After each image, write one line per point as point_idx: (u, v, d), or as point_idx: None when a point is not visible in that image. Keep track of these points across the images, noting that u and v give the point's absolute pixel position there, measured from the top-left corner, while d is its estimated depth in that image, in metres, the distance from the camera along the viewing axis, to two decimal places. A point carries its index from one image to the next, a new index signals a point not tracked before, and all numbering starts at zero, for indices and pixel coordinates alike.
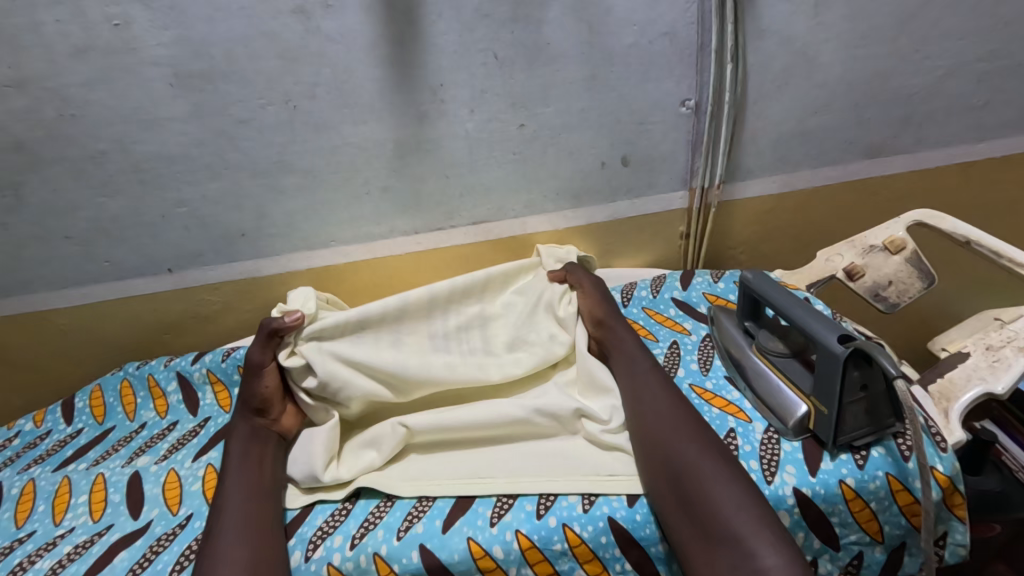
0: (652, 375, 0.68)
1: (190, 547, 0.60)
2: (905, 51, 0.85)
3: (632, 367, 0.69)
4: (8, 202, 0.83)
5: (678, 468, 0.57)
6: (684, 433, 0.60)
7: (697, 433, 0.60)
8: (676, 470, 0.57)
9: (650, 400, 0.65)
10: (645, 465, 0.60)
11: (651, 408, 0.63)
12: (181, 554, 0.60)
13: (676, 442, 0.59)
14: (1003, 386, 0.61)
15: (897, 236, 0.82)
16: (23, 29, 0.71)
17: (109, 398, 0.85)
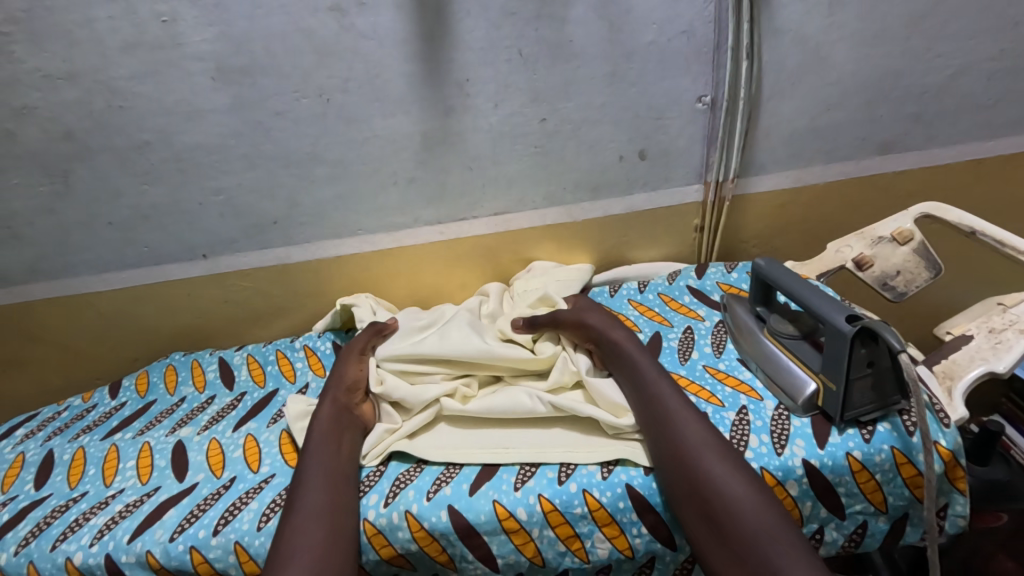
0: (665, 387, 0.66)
1: (235, 503, 0.66)
2: (915, 50, 0.89)
3: (646, 377, 0.68)
4: (57, 189, 0.87)
5: (710, 494, 0.55)
6: (710, 453, 0.58)
7: (720, 452, 0.58)
8: (703, 493, 0.56)
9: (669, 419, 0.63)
10: (674, 490, 0.58)
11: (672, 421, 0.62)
12: (226, 510, 0.65)
13: (704, 465, 0.57)
14: (1005, 366, 0.64)
15: (904, 228, 0.85)
16: (79, 25, 0.76)
17: (153, 378, 0.94)
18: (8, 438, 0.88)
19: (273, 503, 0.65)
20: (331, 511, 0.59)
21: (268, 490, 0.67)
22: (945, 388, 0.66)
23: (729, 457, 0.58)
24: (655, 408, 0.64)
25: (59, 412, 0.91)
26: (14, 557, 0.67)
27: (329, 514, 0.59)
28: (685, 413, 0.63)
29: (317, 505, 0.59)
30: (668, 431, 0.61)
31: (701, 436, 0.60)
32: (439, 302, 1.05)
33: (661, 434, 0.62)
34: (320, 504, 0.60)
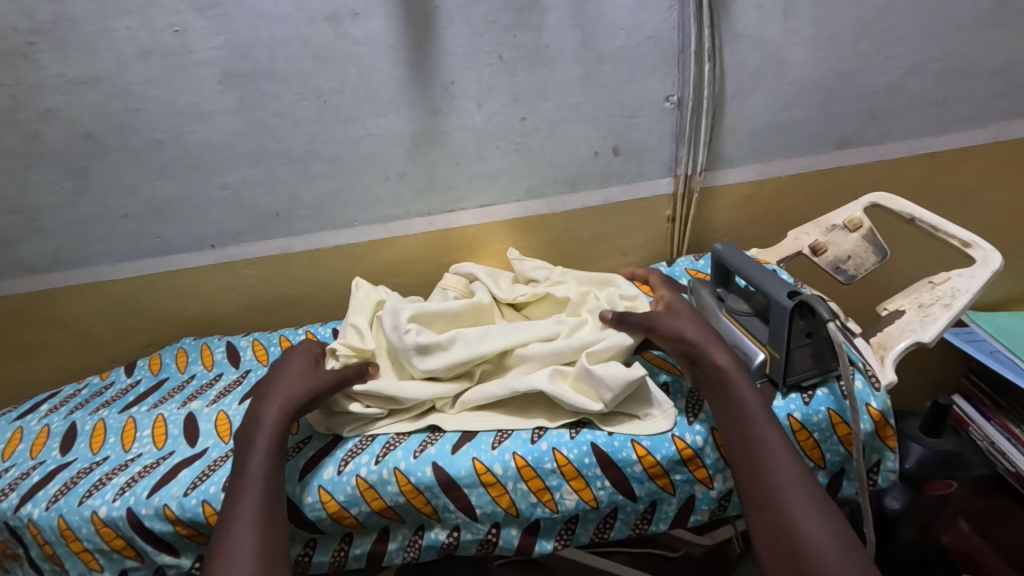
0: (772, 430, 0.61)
1: None
2: (866, 52, 0.96)
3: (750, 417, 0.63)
4: (77, 184, 0.95)
5: (811, 565, 0.51)
6: (812, 515, 0.54)
7: (826, 514, 0.54)
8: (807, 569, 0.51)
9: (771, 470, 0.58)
10: (770, 556, 0.54)
11: (777, 476, 0.57)
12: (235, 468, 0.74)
13: (806, 531, 0.53)
14: (930, 335, 0.72)
15: (855, 216, 0.92)
16: (99, 35, 0.84)
17: (165, 359, 1.02)
18: (33, 413, 0.94)
19: None
20: (273, 519, 0.59)
21: None
22: (879, 356, 0.74)
23: (832, 521, 0.54)
24: (759, 454, 0.60)
25: (79, 389, 0.99)
26: (45, 511, 0.74)
27: (269, 524, 0.59)
28: (794, 465, 0.58)
29: (256, 517, 0.59)
30: (772, 482, 0.57)
31: (807, 495, 0.56)
32: (431, 289, 1.12)
33: (762, 483, 0.58)
34: (262, 510, 0.60)
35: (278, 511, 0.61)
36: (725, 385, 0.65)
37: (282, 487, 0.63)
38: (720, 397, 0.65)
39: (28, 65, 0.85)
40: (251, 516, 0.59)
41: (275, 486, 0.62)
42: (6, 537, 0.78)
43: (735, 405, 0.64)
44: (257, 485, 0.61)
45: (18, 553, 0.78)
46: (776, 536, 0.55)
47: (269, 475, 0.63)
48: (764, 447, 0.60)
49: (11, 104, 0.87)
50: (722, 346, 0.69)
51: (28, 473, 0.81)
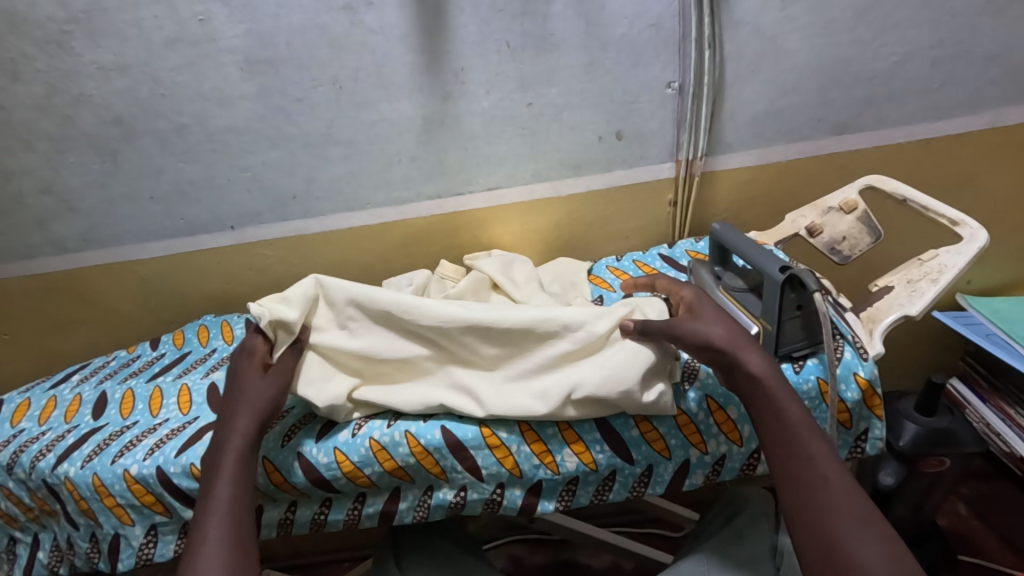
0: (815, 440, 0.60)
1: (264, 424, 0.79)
2: (863, 39, 0.99)
3: (794, 427, 0.61)
4: (107, 167, 1.00)
5: None
6: (866, 536, 0.54)
7: (879, 536, 0.54)
8: None
9: (821, 488, 0.57)
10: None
11: (829, 494, 0.56)
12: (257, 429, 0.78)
13: (863, 553, 0.53)
14: (918, 310, 0.75)
15: (850, 199, 0.95)
16: (129, 23, 0.89)
17: (188, 334, 1.07)
18: (66, 382, 1.00)
19: (295, 426, 0.78)
20: (239, 537, 0.60)
21: (289, 418, 0.79)
22: (867, 330, 0.77)
23: (886, 539, 0.54)
24: (807, 468, 0.58)
25: (108, 361, 1.04)
26: (80, 469, 0.80)
27: (240, 542, 0.59)
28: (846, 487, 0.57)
29: (226, 536, 0.59)
30: (820, 500, 0.56)
31: (859, 515, 0.55)
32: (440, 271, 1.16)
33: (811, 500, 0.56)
34: (224, 537, 0.59)
35: (240, 531, 0.60)
36: (767, 394, 0.63)
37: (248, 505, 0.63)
38: (760, 405, 0.63)
39: (63, 53, 0.90)
40: (215, 537, 0.59)
41: (240, 505, 0.62)
42: (44, 494, 0.83)
43: (777, 416, 0.61)
44: (222, 505, 0.61)
45: (55, 509, 0.84)
46: (827, 559, 0.54)
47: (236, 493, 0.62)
48: (812, 467, 0.58)
49: (46, 90, 0.92)
50: (755, 350, 0.66)
51: (63, 436, 0.86)
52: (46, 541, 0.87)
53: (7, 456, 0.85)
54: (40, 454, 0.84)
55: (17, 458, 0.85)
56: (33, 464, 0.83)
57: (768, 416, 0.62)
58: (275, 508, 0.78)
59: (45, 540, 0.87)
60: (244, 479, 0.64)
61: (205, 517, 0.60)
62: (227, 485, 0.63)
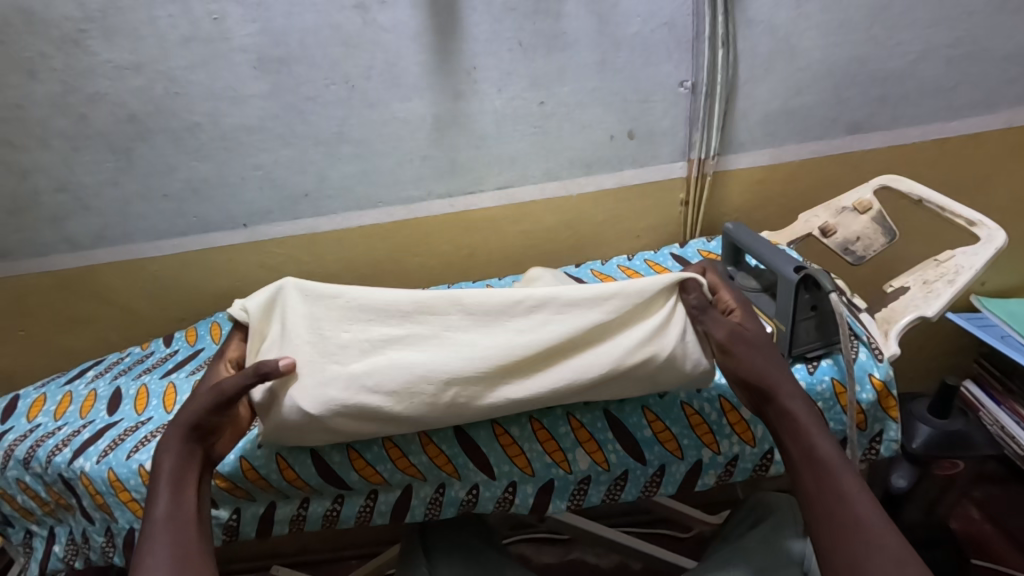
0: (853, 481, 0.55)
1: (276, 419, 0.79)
2: (878, 37, 0.98)
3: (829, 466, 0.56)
4: (121, 165, 1.01)
5: None
6: None
7: None
8: None
9: (858, 532, 0.52)
10: None
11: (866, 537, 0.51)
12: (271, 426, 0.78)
13: None
14: (933, 311, 0.75)
15: (864, 199, 0.95)
16: (144, 22, 0.89)
17: (200, 331, 1.08)
18: (80, 378, 1.01)
19: None
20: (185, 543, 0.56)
21: None
22: (883, 331, 0.77)
23: None
24: (845, 508, 0.54)
25: (122, 357, 1.05)
26: (96, 464, 0.80)
27: (185, 554, 0.55)
28: (863, 495, 0.54)
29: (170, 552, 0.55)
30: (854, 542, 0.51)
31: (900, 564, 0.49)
32: (451, 270, 1.16)
33: (845, 542, 0.52)
34: (172, 550, 0.55)
35: (187, 542, 0.56)
36: (802, 426, 0.60)
37: (189, 519, 0.58)
38: (792, 439, 0.60)
39: (79, 51, 0.91)
40: (154, 557, 0.55)
41: (178, 522, 0.57)
42: (60, 489, 0.84)
43: (810, 451, 0.58)
44: (156, 525, 0.57)
45: (71, 503, 0.85)
46: None
47: (172, 508, 0.58)
48: (830, 488, 0.55)
49: (62, 88, 0.93)
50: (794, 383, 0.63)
51: (79, 431, 0.87)
52: (62, 535, 0.88)
53: (24, 450, 0.86)
54: (56, 449, 0.84)
55: (34, 452, 0.85)
56: (49, 458, 0.84)
57: (800, 448, 0.59)
58: (288, 504, 0.79)
59: (61, 534, 0.88)
60: (189, 493, 0.60)
61: (146, 536, 0.56)
62: (165, 499, 0.59)
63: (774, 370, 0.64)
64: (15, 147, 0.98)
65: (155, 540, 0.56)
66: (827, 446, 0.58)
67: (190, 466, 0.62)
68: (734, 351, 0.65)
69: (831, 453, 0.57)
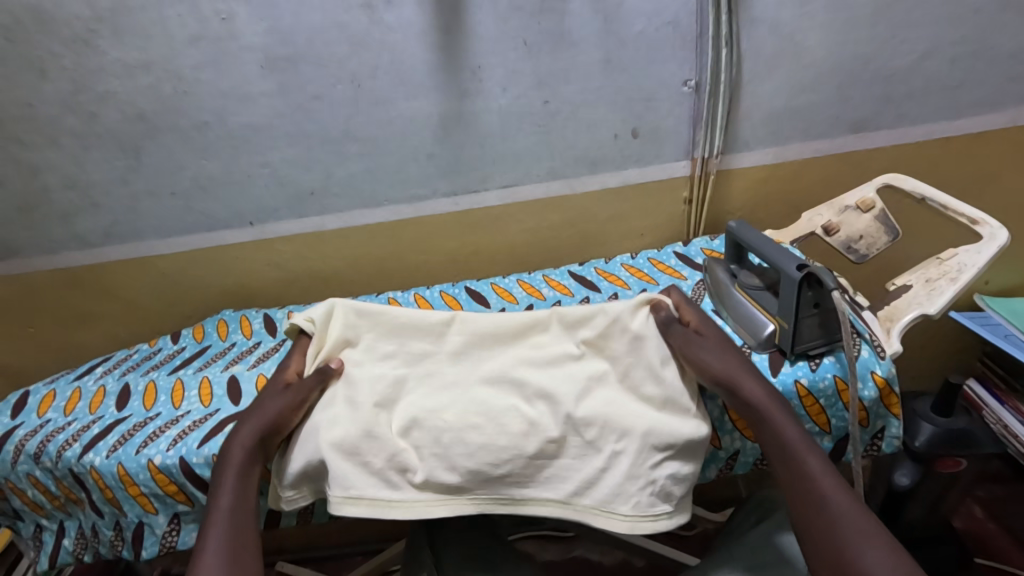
0: (811, 458, 0.58)
1: None
2: (882, 36, 0.98)
3: (793, 448, 0.59)
4: (130, 163, 1.02)
5: None
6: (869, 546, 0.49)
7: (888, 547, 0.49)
8: None
9: (824, 503, 0.54)
10: None
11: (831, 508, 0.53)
12: None
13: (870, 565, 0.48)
14: (935, 308, 0.75)
15: (867, 197, 0.95)
16: (153, 22, 0.90)
17: (207, 328, 1.09)
18: (89, 374, 1.02)
19: None
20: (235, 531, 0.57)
21: None
22: (885, 328, 0.77)
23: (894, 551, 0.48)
24: (812, 486, 0.56)
25: (131, 354, 1.06)
26: (106, 459, 0.81)
27: (235, 544, 0.56)
28: (827, 472, 0.56)
29: (221, 543, 0.56)
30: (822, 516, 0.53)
31: (862, 527, 0.51)
32: (455, 268, 1.17)
33: (816, 517, 0.53)
34: (227, 530, 0.57)
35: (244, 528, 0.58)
36: (765, 419, 0.63)
37: (247, 512, 0.60)
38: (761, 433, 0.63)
39: (89, 51, 0.92)
40: (213, 548, 0.55)
41: (238, 515, 0.59)
42: (70, 483, 0.85)
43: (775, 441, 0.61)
44: (219, 516, 0.59)
45: (81, 497, 0.86)
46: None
47: (235, 502, 0.60)
48: (794, 467, 0.58)
49: (72, 87, 0.94)
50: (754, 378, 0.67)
51: (88, 426, 0.88)
52: (72, 529, 0.89)
53: (34, 445, 0.87)
54: (66, 443, 0.86)
55: (44, 447, 0.86)
56: (59, 453, 0.85)
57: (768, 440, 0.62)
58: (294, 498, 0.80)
59: (70, 527, 0.89)
60: (251, 482, 0.64)
61: (207, 528, 0.58)
62: (232, 480, 0.63)
63: (738, 372, 0.68)
64: (26, 145, 0.99)
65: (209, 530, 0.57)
66: (792, 430, 0.61)
67: (255, 465, 0.65)
68: (711, 355, 0.70)
69: (795, 436, 0.60)
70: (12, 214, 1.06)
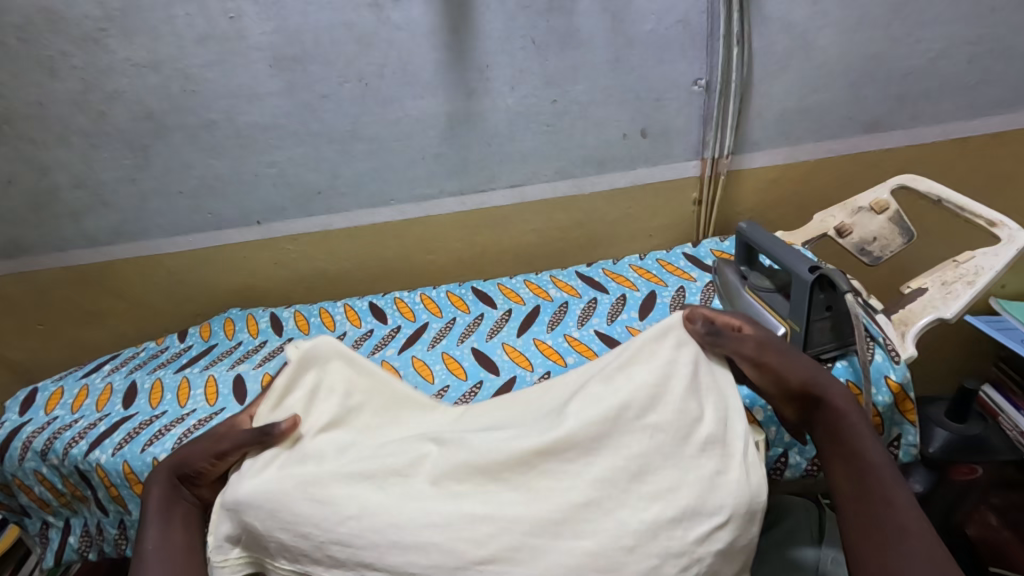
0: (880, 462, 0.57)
1: None
2: (897, 35, 0.97)
3: (857, 441, 0.59)
4: (138, 161, 1.02)
5: None
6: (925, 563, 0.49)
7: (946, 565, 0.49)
8: None
9: (885, 506, 0.54)
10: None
11: (898, 512, 0.53)
12: None
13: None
14: (952, 313, 0.73)
15: (881, 198, 0.93)
16: (162, 21, 0.90)
17: (214, 327, 1.09)
18: (97, 371, 1.02)
19: None
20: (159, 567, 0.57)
21: None
22: (900, 332, 0.75)
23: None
24: (873, 488, 0.56)
25: (138, 352, 1.06)
26: (112, 457, 0.81)
27: None
28: (901, 485, 0.55)
29: None
30: (878, 518, 0.54)
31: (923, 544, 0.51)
32: (461, 268, 1.16)
33: (871, 515, 0.54)
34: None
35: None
36: (837, 412, 0.62)
37: (173, 556, 0.58)
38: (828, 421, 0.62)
39: (98, 50, 0.92)
40: None
41: (161, 557, 0.58)
42: (77, 480, 0.85)
43: (842, 432, 0.60)
44: (143, 554, 0.59)
45: (87, 494, 0.86)
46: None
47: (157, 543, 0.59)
48: (858, 460, 0.58)
49: (81, 86, 0.95)
50: (828, 377, 0.65)
51: (95, 424, 0.88)
52: (78, 525, 0.89)
53: (42, 442, 0.87)
54: (73, 441, 0.86)
55: (51, 444, 0.86)
56: (66, 450, 0.85)
57: (830, 429, 0.62)
58: None
59: (77, 524, 0.90)
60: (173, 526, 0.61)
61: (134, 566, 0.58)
62: (153, 528, 0.61)
63: (815, 373, 0.65)
64: (37, 144, 0.99)
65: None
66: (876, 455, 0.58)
67: (179, 501, 0.64)
68: (786, 355, 0.66)
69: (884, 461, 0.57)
70: (22, 213, 1.06)
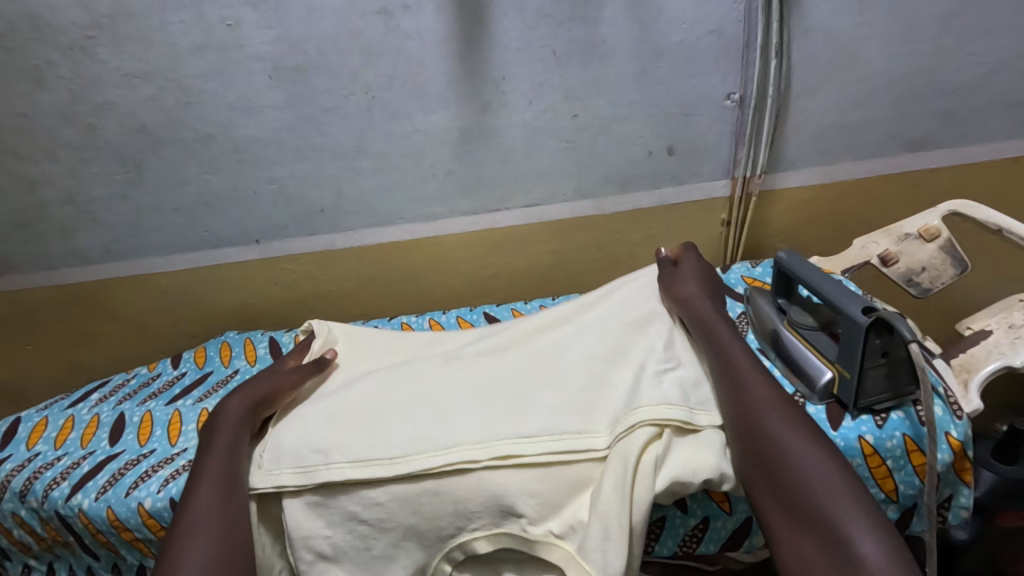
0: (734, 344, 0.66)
1: None
2: (949, 48, 0.89)
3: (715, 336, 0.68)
4: (130, 177, 0.96)
5: (769, 449, 0.53)
6: (776, 411, 0.56)
7: (789, 410, 0.56)
8: (763, 450, 0.53)
9: (733, 379, 0.61)
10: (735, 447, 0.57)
11: (752, 377, 0.60)
12: None
13: (770, 424, 0.55)
14: (1021, 360, 0.66)
15: (932, 225, 0.86)
16: (155, 29, 0.84)
17: (210, 352, 1.02)
18: (83, 401, 0.95)
19: None
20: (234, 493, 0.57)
21: None
22: (962, 380, 0.68)
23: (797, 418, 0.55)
24: (728, 367, 0.63)
25: (129, 378, 1.00)
26: (94, 502, 0.75)
27: (226, 512, 0.55)
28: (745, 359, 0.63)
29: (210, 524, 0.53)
30: (734, 387, 0.60)
31: (770, 398, 0.58)
32: (473, 290, 1.10)
33: (727, 387, 0.61)
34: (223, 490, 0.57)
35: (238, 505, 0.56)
36: (701, 322, 0.71)
37: (239, 481, 0.58)
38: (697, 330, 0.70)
39: (86, 59, 0.86)
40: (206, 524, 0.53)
41: (231, 477, 0.58)
42: (58, 525, 0.79)
43: (708, 332, 0.69)
44: (212, 473, 0.58)
45: (69, 540, 0.80)
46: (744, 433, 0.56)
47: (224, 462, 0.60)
48: (717, 349, 0.66)
49: (69, 97, 0.88)
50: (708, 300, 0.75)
51: (79, 463, 0.82)
52: (61, 570, 0.83)
53: (21, 482, 0.81)
54: (54, 482, 0.79)
55: (31, 485, 0.80)
56: (46, 493, 0.79)
57: (699, 333, 0.70)
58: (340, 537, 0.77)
59: (60, 569, 0.83)
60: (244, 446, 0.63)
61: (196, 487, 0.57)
62: (222, 448, 0.62)
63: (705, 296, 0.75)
64: (22, 158, 0.93)
65: (202, 530, 0.53)
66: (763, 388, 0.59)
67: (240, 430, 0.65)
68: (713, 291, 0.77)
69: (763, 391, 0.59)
70: (8, 229, 1.00)
